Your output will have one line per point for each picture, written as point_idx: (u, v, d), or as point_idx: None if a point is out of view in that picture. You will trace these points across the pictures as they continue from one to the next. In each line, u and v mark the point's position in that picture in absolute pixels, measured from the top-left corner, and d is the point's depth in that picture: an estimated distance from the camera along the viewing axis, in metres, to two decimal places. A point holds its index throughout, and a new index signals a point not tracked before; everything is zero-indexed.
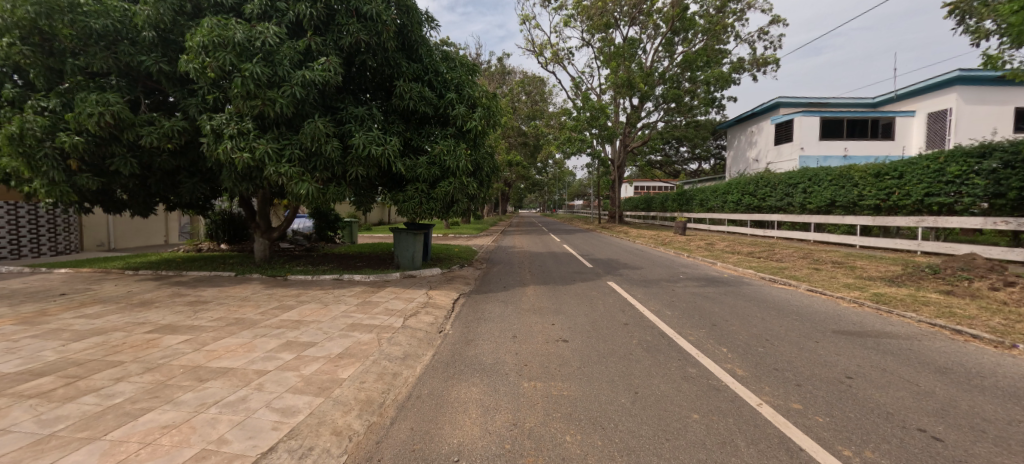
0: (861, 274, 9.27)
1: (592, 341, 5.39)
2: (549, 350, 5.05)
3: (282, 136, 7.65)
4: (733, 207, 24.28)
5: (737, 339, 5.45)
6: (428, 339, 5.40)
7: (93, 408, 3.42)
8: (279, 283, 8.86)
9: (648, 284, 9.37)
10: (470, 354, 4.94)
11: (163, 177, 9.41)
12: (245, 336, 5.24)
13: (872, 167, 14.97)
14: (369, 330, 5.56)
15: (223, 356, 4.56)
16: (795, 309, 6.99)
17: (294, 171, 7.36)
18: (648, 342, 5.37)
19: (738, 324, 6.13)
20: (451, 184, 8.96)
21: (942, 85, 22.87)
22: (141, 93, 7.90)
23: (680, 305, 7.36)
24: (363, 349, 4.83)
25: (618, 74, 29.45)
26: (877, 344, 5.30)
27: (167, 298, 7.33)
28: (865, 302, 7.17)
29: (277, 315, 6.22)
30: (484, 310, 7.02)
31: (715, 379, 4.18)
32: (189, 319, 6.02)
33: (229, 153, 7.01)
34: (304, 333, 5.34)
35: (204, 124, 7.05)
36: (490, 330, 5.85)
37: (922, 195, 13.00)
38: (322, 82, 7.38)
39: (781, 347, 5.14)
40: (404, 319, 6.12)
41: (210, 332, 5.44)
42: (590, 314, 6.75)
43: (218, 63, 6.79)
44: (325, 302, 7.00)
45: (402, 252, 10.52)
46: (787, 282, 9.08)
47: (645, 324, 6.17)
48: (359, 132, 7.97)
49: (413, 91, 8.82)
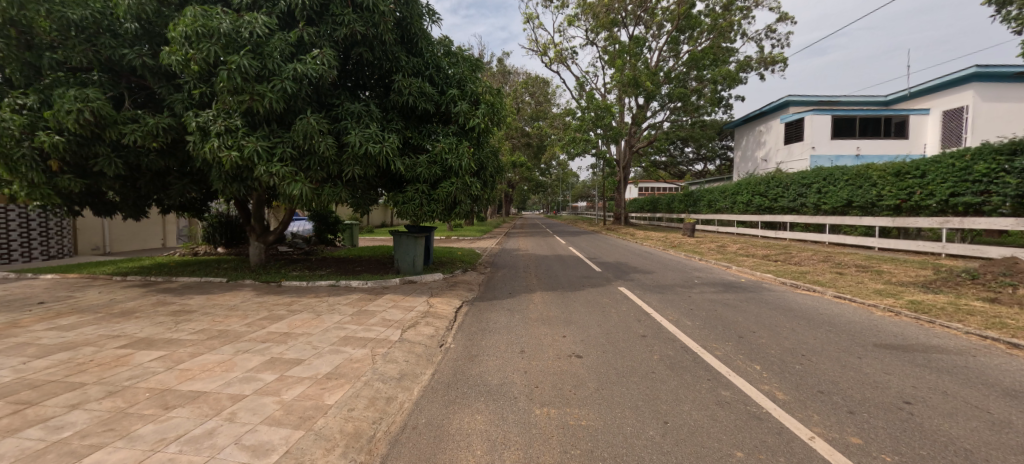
0: (890, 279, 8.69)
1: (608, 357, 4.87)
2: (561, 368, 4.53)
3: (273, 133, 7.16)
4: (743, 208, 23.67)
5: (770, 354, 4.91)
6: (427, 355, 4.88)
7: (34, 444, 2.94)
8: (272, 289, 8.37)
9: (663, 290, 8.82)
10: (474, 372, 4.43)
11: (152, 178, 9.04)
12: (226, 352, 4.75)
13: (892, 167, 14.37)
14: (363, 344, 5.05)
15: (196, 377, 4.07)
16: (826, 319, 6.44)
17: (286, 171, 6.89)
18: (672, 357, 4.85)
19: (768, 337, 5.58)
20: (454, 184, 8.48)
21: (958, 81, 22.19)
22: (125, 89, 7.46)
23: (700, 313, 6.83)
24: (355, 368, 4.32)
25: (623, 73, 28.89)
26: (926, 360, 4.74)
27: (150, 307, 6.85)
28: (901, 311, 6.62)
29: (264, 327, 5.72)
30: (489, 320, 6.50)
31: (754, 405, 3.65)
32: (168, 332, 5.54)
33: (216, 152, 6.56)
34: (290, 349, 4.84)
35: (189, 120, 6.60)
36: (496, 344, 5.34)
37: (946, 195, 12.38)
38: (314, 76, 6.89)
39: (820, 364, 4.62)
40: (402, 332, 5.60)
41: (188, 347, 4.96)
42: (603, 325, 6.22)
43: (201, 55, 6.30)
44: (318, 312, 6.50)
45: (403, 256, 10.07)
46: (810, 288, 8.51)
47: (665, 336, 5.64)
48: (355, 129, 7.49)
49: (413, 87, 8.32)
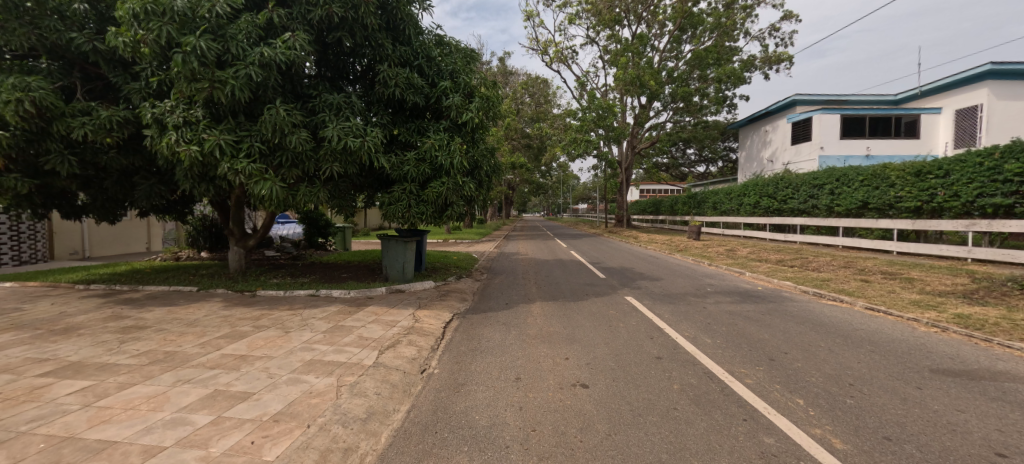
0: (924, 288, 7.90)
1: (620, 386, 4.11)
2: (563, 403, 3.75)
3: (240, 126, 6.42)
4: (750, 210, 22.90)
5: (812, 383, 4.14)
6: (404, 385, 4.09)
7: None
8: (244, 300, 7.61)
9: (674, 300, 8.04)
10: (459, 409, 3.65)
11: (119, 178, 8.36)
12: (164, 382, 3.98)
13: (911, 166, 13.59)
14: (329, 371, 4.27)
15: (113, 420, 3.29)
16: (864, 336, 5.65)
17: (254, 168, 6.13)
18: (695, 387, 4.05)
19: (804, 359, 4.80)
20: (444, 184, 7.74)
21: (972, 79, 21.38)
22: (78, 79, 6.78)
23: (719, 329, 6.06)
24: (312, 405, 3.53)
25: (626, 71, 28.09)
26: (1002, 392, 3.94)
27: (99, 323, 6.07)
28: (949, 326, 5.83)
29: (220, 348, 4.94)
30: (481, 337, 5.71)
31: (809, 460, 2.87)
32: (107, 354, 4.76)
33: (174, 147, 5.84)
34: (239, 378, 4.04)
35: (145, 112, 5.92)
36: (486, 369, 4.56)
37: (973, 196, 11.59)
38: (283, 62, 6.13)
39: (876, 397, 3.84)
40: (379, 354, 4.81)
41: (121, 375, 4.17)
42: (611, 343, 5.44)
43: (152, 36, 5.57)
44: (287, 328, 5.71)
45: (391, 262, 9.31)
46: (837, 298, 7.72)
47: (684, 359, 4.86)
48: (333, 122, 6.74)
49: (399, 77, 7.57)
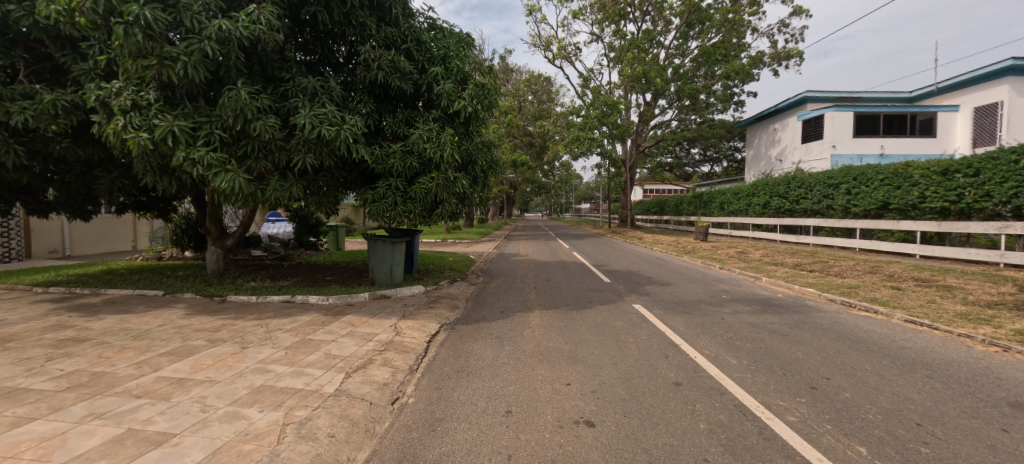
0: (967, 298, 7.06)
1: (635, 425, 3.32)
2: (563, 450, 2.97)
3: (199, 111, 5.67)
4: (759, 211, 22.10)
5: (873, 425, 3.33)
6: (367, 422, 3.34)
7: None
8: (210, 307, 6.86)
9: (687, 309, 7.26)
10: (431, 458, 2.87)
11: (80, 172, 7.64)
12: (70, 418, 3.22)
13: (936, 164, 12.74)
14: (279, 402, 3.51)
15: None
16: (916, 357, 4.85)
17: (213, 157, 5.39)
18: (727, 428, 3.27)
19: (854, 389, 4.00)
20: (433, 180, 6.99)
21: (992, 75, 20.44)
22: (20, 58, 6.07)
23: (744, 346, 5.28)
24: (241, 454, 2.76)
25: (632, 67, 26.98)
26: None
27: (35, 334, 5.32)
28: (1012, 346, 5.00)
29: (160, 368, 4.19)
30: (469, 355, 4.95)
31: None
32: (22, 376, 4.00)
33: (121, 133, 5.10)
34: (164, 413, 3.28)
35: (88, 93, 5.20)
36: (471, 398, 3.80)
37: (1007, 196, 10.73)
38: (246, 37, 5.40)
39: (956, 445, 3.04)
40: (344, 378, 4.06)
41: (23, 406, 3.40)
42: (620, 364, 4.66)
43: (89, 3, 4.87)
44: (246, 343, 4.95)
45: (378, 264, 8.55)
46: (870, 308, 6.91)
47: (708, 386, 4.07)
48: (306, 108, 5.99)
49: (383, 60, 6.85)
